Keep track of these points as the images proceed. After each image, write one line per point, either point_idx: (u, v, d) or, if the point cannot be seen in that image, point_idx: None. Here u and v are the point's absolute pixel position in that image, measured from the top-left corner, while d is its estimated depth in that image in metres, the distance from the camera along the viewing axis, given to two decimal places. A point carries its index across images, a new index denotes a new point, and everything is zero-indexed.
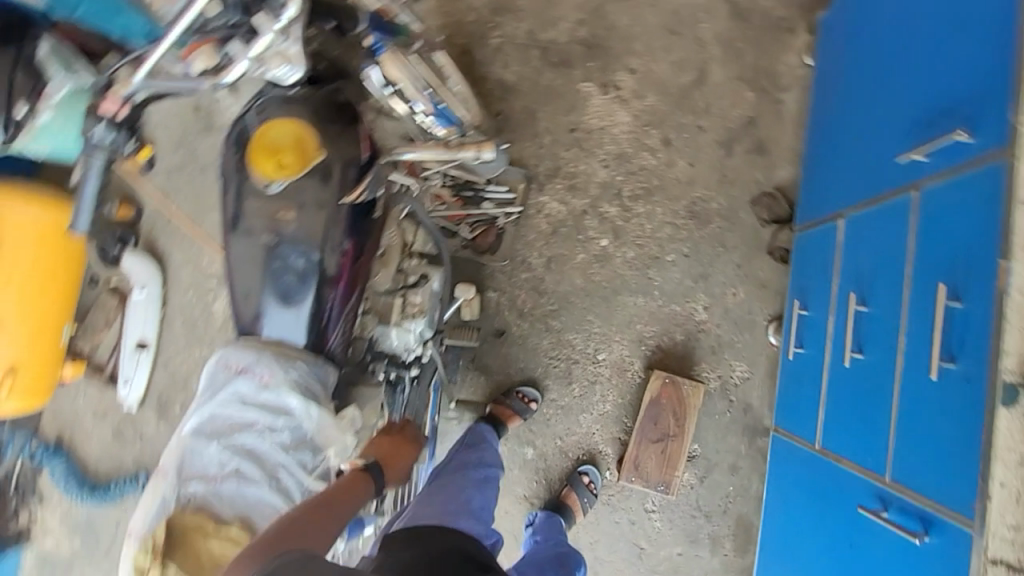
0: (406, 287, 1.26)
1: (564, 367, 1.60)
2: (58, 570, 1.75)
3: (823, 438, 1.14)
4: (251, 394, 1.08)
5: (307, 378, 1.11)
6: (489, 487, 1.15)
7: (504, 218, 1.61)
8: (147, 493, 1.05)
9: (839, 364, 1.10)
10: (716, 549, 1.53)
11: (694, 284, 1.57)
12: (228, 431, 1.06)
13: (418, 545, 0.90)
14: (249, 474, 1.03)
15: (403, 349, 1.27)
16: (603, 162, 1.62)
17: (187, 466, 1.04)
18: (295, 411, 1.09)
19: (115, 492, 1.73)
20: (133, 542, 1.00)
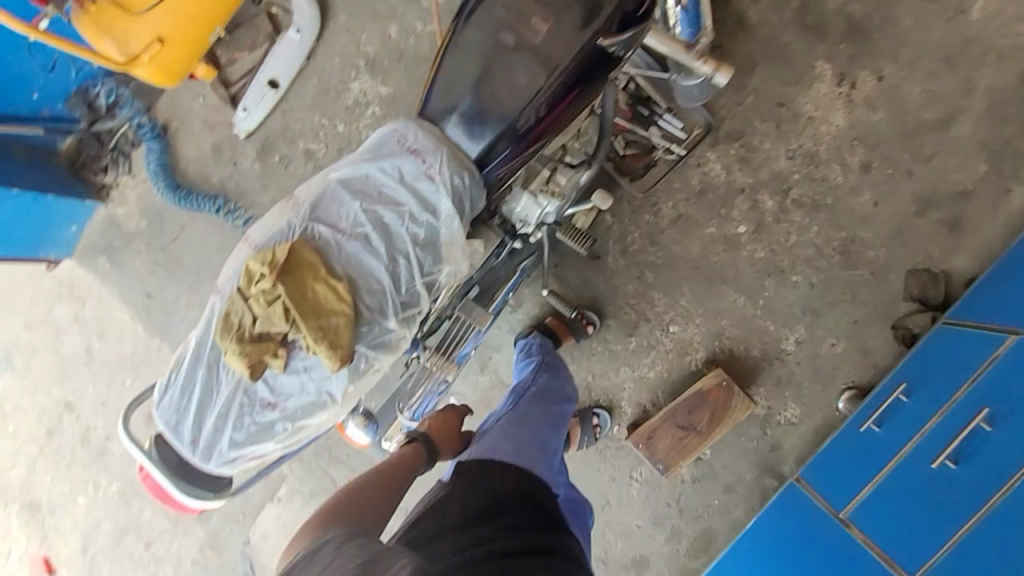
0: (559, 165, 1.15)
1: (632, 318, 1.58)
2: (117, 238, 1.88)
3: (856, 512, 1.18)
4: (411, 175, 1.05)
5: (466, 190, 1.05)
6: (562, 421, 1.28)
7: (663, 152, 1.51)
8: (279, 208, 1.10)
9: (923, 462, 1.10)
10: (668, 541, 1.58)
11: (800, 314, 1.49)
12: (375, 197, 1.06)
13: (501, 476, 1.03)
14: (375, 245, 1.05)
15: (519, 220, 1.21)
16: (790, 152, 1.47)
17: (325, 207, 1.07)
18: (441, 214, 1.06)
19: (191, 202, 1.79)
20: (256, 244, 1.08)
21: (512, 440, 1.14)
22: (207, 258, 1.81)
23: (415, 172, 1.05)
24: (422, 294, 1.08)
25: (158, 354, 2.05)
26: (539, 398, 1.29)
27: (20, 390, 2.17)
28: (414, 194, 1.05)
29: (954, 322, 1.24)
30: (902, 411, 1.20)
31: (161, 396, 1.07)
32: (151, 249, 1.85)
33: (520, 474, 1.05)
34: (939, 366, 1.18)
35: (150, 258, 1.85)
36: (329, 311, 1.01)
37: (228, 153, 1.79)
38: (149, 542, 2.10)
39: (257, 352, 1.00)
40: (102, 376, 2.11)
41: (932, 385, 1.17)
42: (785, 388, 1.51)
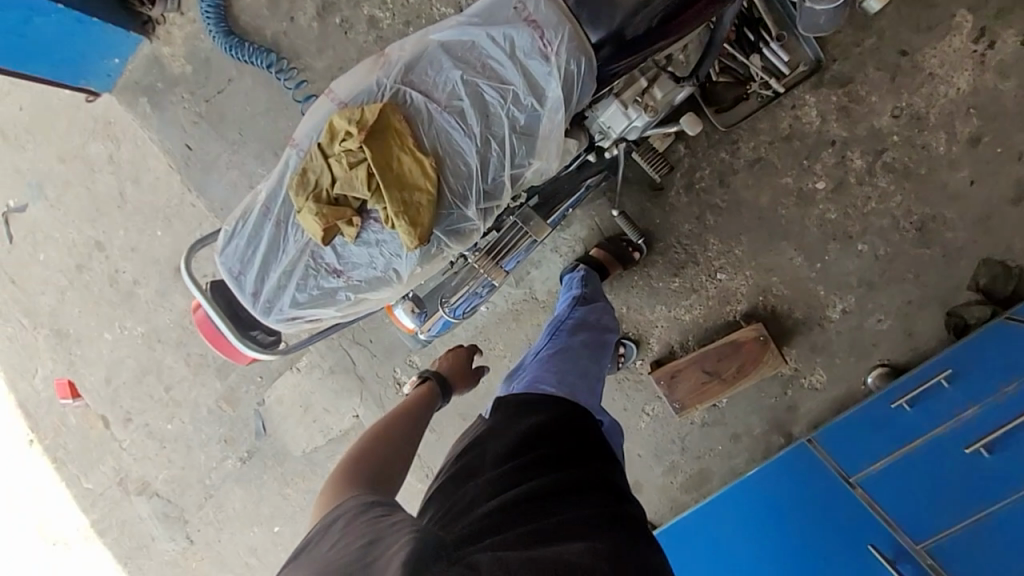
0: (660, 75, 1.05)
1: (681, 258, 1.52)
2: (160, 79, 1.78)
3: (867, 479, 1.17)
4: (521, 51, 0.99)
5: (577, 79, 0.98)
6: (604, 350, 1.29)
7: (758, 86, 1.38)
8: (373, 64, 1.05)
9: (955, 447, 1.08)
10: (664, 475, 1.64)
11: (855, 285, 1.44)
12: (477, 69, 1.01)
13: (548, 409, 1.04)
14: (469, 122, 1.01)
15: (601, 132, 1.13)
16: (895, 109, 1.36)
17: (423, 70, 1.02)
18: (545, 100, 1.00)
19: (240, 55, 1.67)
20: (342, 98, 1.05)
21: (557, 371, 1.15)
22: (252, 118, 1.73)
23: (522, 50, 0.99)
24: (508, 183, 1.04)
25: (190, 209, 2.03)
26: (584, 333, 1.28)
27: (51, 221, 2.17)
28: (518, 74, 1.00)
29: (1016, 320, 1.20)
30: (938, 396, 1.18)
31: (228, 242, 1.08)
32: (194, 98, 1.76)
33: (569, 405, 1.06)
34: (996, 361, 1.14)
35: (191, 107, 1.77)
36: (409, 183, 0.99)
37: (287, 6, 1.66)
38: (169, 386, 2.20)
39: (331, 213, 0.99)
40: (133, 222, 2.10)
41: (979, 378, 1.14)
42: (818, 355, 1.49)
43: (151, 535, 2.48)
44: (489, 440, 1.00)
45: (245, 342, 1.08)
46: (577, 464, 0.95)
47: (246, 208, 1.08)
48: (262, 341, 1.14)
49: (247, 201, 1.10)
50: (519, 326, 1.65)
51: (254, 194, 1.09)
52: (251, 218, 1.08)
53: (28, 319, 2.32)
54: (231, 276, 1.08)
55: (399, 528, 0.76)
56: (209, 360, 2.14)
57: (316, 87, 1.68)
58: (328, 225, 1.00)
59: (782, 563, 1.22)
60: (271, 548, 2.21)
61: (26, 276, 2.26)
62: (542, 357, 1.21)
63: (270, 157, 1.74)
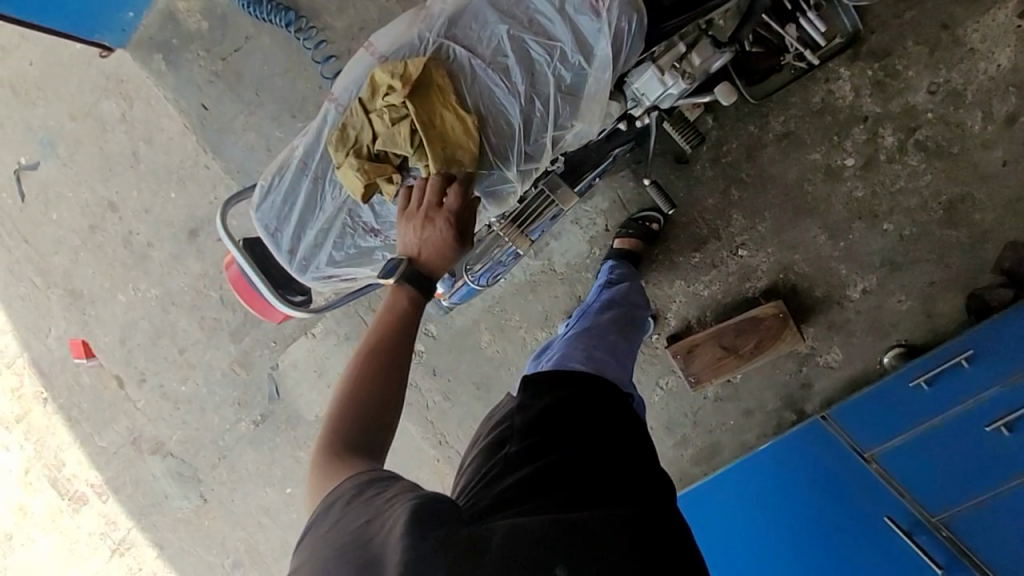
0: (701, 40, 1.04)
1: (702, 234, 1.51)
2: (175, 36, 1.73)
3: (881, 455, 1.19)
4: (571, 6, 0.98)
5: (626, 40, 0.98)
6: (635, 328, 1.30)
7: (792, 57, 1.34)
8: (411, 19, 1.04)
9: (973, 424, 1.11)
10: (675, 447, 1.66)
11: (877, 264, 1.44)
12: (523, 26, 1.00)
13: (574, 382, 1.04)
14: (514, 80, 0.99)
15: (635, 100, 1.09)
16: (932, 86, 1.33)
17: (466, 25, 1.01)
18: (592, 61, 0.99)
19: (259, 11, 1.62)
20: (378, 52, 1.03)
21: (585, 348, 1.16)
22: (269, 78, 1.70)
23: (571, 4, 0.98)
24: (551, 145, 1.03)
25: (205, 171, 2.01)
26: (612, 313, 1.29)
27: (64, 180, 2.14)
28: (565, 30, 0.98)
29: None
30: (956, 375, 1.17)
31: (264, 197, 1.08)
32: (210, 55, 1.72)
33: (597, 378, 1.06)
34: (1016, 341, 1.13)
35: (207, 65, 1.73)
36: (450, 141, 0.98)
37: None
38: (183, 348, 2.21)
39: (372, 169, 0.99)
40: (147, 183, 2.08)
41: (1001, 360, 1.13)
42: (836, 333, 1.50)
43: (165, 493, 2.54)
44: (513, 414, 1.01)
45: (280, 300, 1.10)
46: (597, 435, 0.94)
47: (282, 163, 1.07)
48: (295, 299, 1.14)
49: (282, 156, 1.09)
50: (537, 297, 1.64)
51: (290, 149, 1.08)
52: (287, 173, 1.07)
53: (42, 278, 2.32)
54: (267, 231, 1.08)
55: (393, 500, 0.72)
56: (222, 323, 2.14)
57: (336, 47, 1.64)
58: (369, 182, 0.99)
59: (792, 530, 1.24)
60: (283, 508, 2.26)
61: (39, 235, 2.24)
62: (571, 335, 1.22)
63: (288, 119, 1.71)
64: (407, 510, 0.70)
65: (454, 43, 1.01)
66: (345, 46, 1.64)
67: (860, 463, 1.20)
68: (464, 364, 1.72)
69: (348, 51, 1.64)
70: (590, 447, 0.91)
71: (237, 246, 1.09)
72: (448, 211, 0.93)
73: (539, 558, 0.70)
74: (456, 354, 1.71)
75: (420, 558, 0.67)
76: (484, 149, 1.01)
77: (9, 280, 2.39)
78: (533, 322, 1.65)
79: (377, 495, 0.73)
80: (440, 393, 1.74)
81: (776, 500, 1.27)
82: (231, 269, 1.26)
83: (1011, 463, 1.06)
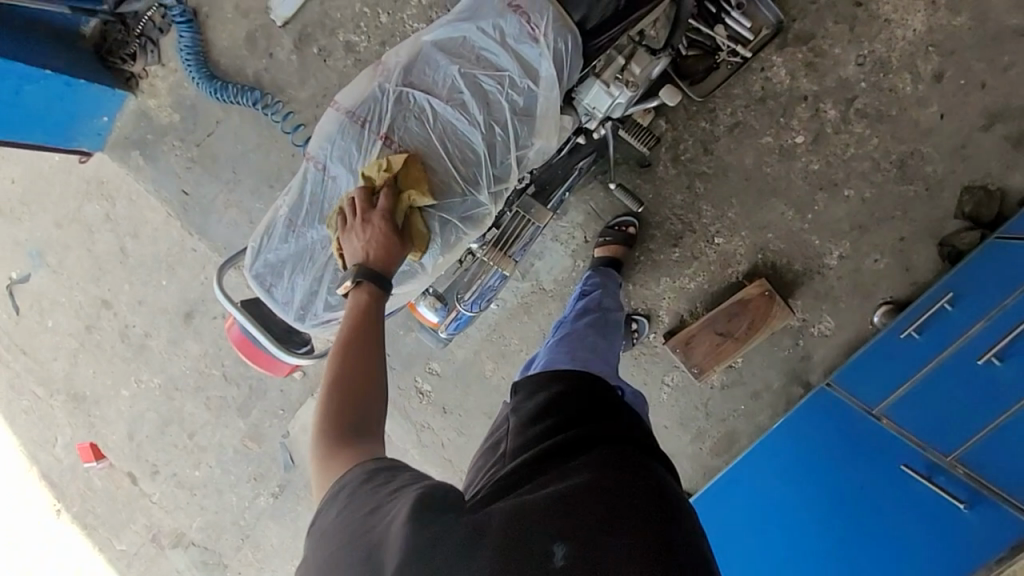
0: (638, 50, 1.12)
1: (677, 229, 1.57)
2: (147, 132, 1.80)
3: (886, 407, 1.22)
4: (511, 37, 1.06)
5: (567, 59, 1.06)
6: (614, 328, 1.35)
7: (726, 54, 1.45)
8: (368, 74, 1.11)
9: (967, 360, 1.12)
10: (692, 442, 1.67)
11: (848, 229, 1.50)
12: (472, 62, 1.07)
13: (563, 379, 1.07)
14: (472, 111, 1.07)
15: (588, 113, 1.18)
16: (860, 58, 1.43)
17: (420, 71, 1.09)
18: (539, 82, 1.06)
19: (227, 96, 1.71)
20: (342, 109, 1.10)
21: (568, 353, 1.20)
22: (244, 155, 1.77)
23: (511, 33, 1.06)
24: (517, 164, 1.10)
25: (192, 254, 2.05)
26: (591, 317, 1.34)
27: (55, 287, 2.17)
28: (511, 59, 1.06)
29: (1009, 237, 1.23)
30: (944, 320, 1.21)
31: (256, 258, 1.12)
32: (184, 144, 1.79)
33: (587, 372, 1.10)
34: (993, 276, 1.18)
35: (183, 153, 1.79)
36: (412, 216, 1.03)
37: (264, 43, 1.70)
38: (192, 433, 2.20)
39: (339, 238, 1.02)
40: (137, 275, 2.11)
41: (979, 296, 1.17)
42: (823, 302, 1.55)
43: None
44: (512, 416, 1.04)
45: (289, 352, 1.12)
46: (595, 420, 0.95)
47: (268, 222, 1.12)
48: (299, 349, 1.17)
49: (267, 215, 1.14)
50: (532, 318, 1.67)
51: (275, 208, 1.13)
52: (275, 231, 1.12)
53: (44, 388, 2.31)
54: (263, 290, 1.12)
55: (399, 490, 0.73)
56: (228, 400, 2.14)
57: (302, 116, 1.73)
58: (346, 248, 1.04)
59: (827, 498, 1.24)
60: None
61: (35, 344, 2.25)
62: (554, 345, 1.26)
63: (266, 190, 1.78)
64: (409, 496, 0.71)
65: (412, 87, 1.09)
66: (311, 114, 1.72)
67: (869, 419, 1.23)
68: (473, 397, 1.73)
69: (314, 118, 1.72)
70: (591, 429, 0.92)
71: (237, 306, 1.12)
72: (385, 214, 0.99)
73: (540, 533, 0.69)
74: (463, 387, 1.73)
75: (429, 544, 0.67)
76: (454, 177, 1.07)
77: (11, 395, 2.39)
78: (532, 343, 1.68)
79: (377, 489, 0.74)
80: (454, 429, 1.75)
81: (803, 471, 1.28)
82: (233, 330, 1.30)
83: (1008, 391, 1.04)
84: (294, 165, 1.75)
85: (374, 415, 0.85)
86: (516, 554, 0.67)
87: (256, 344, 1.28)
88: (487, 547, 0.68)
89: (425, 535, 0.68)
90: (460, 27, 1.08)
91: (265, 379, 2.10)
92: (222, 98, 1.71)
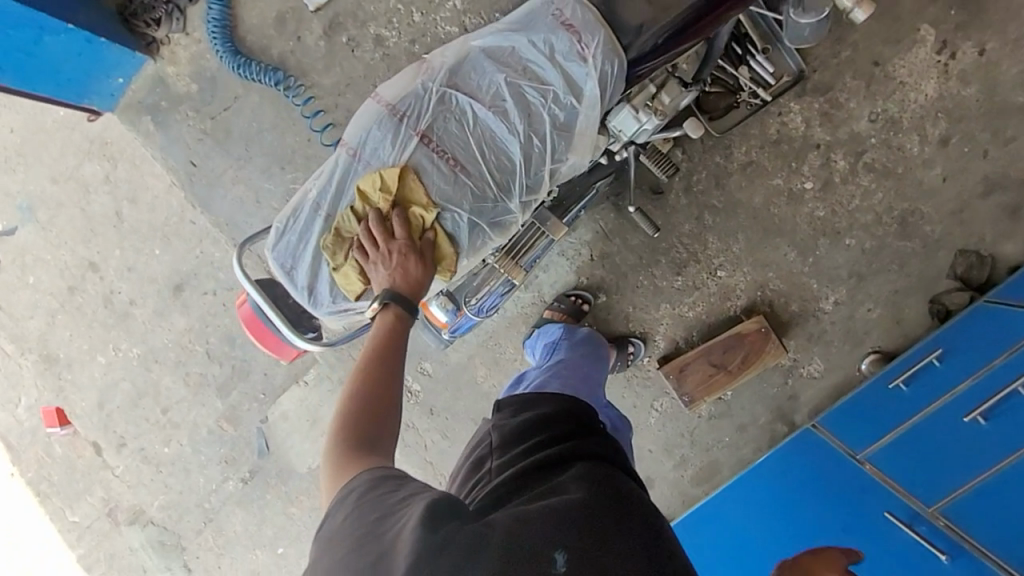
0: (670, 82, 1.15)
1: (682, 257, 1.60)
2: (161, 98, 1.77)
3: (874, 456, 1.24)
4: (560, 54, 1.08)
5: (610, 81, 1.08)
6: (603, 360, 1.36)
7: (746, 95, 1.49)
8: (412, 73, 1.12)
9: (954, 415, 1.15)
10: (674, 468, 1.68)
11: (845, 277, 1.55)
12: (517, 73, 1.09)
13: (557, 401, 1.07)
14: (512, 121, 1.08)
15: (614, 135, 1.20)
16: (873, 115, 1.49)
17: (465, 76, 1.10)
18: (581, 100, 1.08)
19: (250, 73, 1.70)
20: (381, 105, 1.11)
21: (559, 382, 1.20)
22: (258, 133, 1.75)
23: (560, 50, 1.08)
24: (550, 177, 1.11)
25: (191, 226, 2.02)
26: (582, 348, 1.35)
27: (42, 243, 2.10)
28: (557, 75, 1.08)
29: (998, 303, 1.29)
30: (932, 375, 1.26)
31: (278, 241, 1.10)
32: (198, 115, 1.76)
33: (579, 401, 1.10)
34: (982, 339, 1.23)
35: (196, 124, 1.77)
36: (429, 239, 1.05)
37: (293, 26, 1.70)
38: (167, 408, 2.14)
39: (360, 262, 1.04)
40: (129, 241, 2.06)
41: (967, 356, 1.22)
42: (815, 344, 1.59)
43: (144, 566, 2.39)
44: (494, 430, 1.05)
45: (302, 337, 1.09)
46: (586, 439, 0.98)
47: (294, 208, 1.11)
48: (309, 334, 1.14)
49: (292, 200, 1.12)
50: (530, 328, 1.68)
51: (302, 193, 1.12)
52: (300, 216, 1.11)
53: (13, 346, 2.21)
54: (282, 275, 1.10)
55: (409, 499, 0.73)
56: (208, 379, 2.10)
57: (323, 102, 1.72)
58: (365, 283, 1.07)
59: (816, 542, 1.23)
60: (275, 570, 2.16)
61: (10, 300, 2.17)
62: (546, 369, 1.27)
63: (277, 171, 1.76)
64: (421, 506, 0.70)
65: (456, 90, 1.10)
66: (332, 101, 1.72)
67: (857, 466, 1.25)
68: (461, 401, 1.72)
69: (335, 106, 1.72)
70: (582, 447, 0.94)
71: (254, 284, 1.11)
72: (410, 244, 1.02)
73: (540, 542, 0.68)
74: (453, 390, 1.72)
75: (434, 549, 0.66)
76: (488, 183, 1.08)
77: None
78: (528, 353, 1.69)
79: (388, 497, 0.74)
80: (439, 432, 1.74)
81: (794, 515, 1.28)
82: (243, 307, 1.28)
83: (996, 448, 1.06)
84: (308, 150, 1.74)
85: (388, 429, 0.85)
86: (515, 562, 0.66)
87: (265, 324, 1.26)
88: (485, 554, 0.66)
89: (430, 540, 0.66)
90: (509, 38, 1.10)
91: (249, 361, 2.07)
92: (247, 76, 1.70)
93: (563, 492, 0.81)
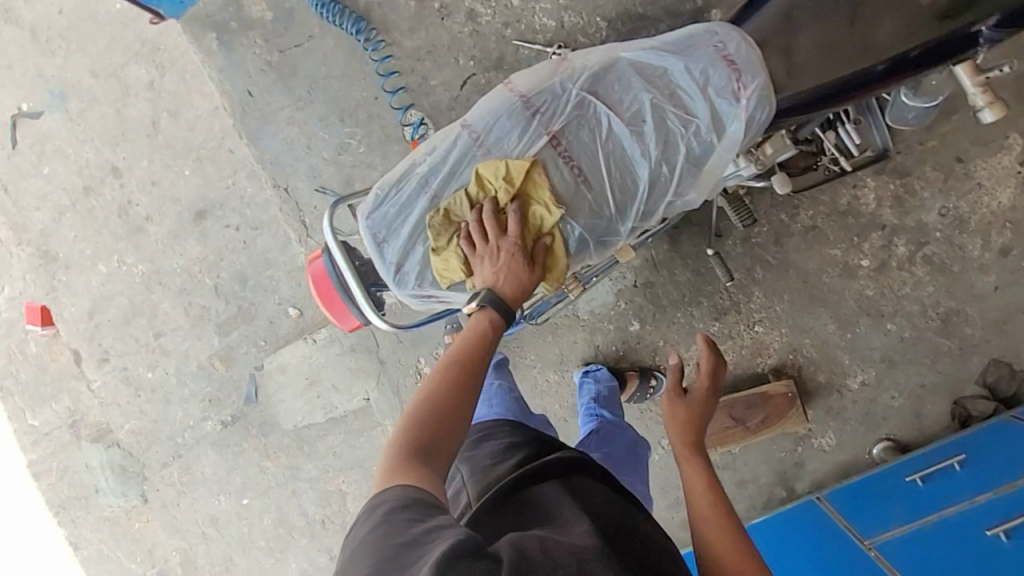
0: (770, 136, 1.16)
1: (724, 304, 1.59)
2: (232, 19, 1.68)
3: (878, 541, 1.25)
4: (713, 86, 1.03)
5: (753, 127, 1.04)
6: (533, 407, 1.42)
7: (826, 159, 1.45)
8: (553, 72, 1.08)
9: (973, 525, 1.16)
10: (666, 508, 1.68)
11: (877, 360, 1.56)
12: (661, 97, 1.05)
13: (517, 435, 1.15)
14: (645, 145, 1.04)
15: None
16: (944, 209, 1.49)
17: (606, 87, 1.06)
18: (721, 139, 1.04)
19: (332, 17, 1.63)
20: (515, 98, 1.07)
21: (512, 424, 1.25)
22: (325, 78, 1.68)
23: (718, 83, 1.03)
24: (666, 208, 1.08)
25: (228, 155, 1.94)
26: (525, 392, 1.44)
27: (66, 135, 1.99)
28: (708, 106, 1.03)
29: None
30: (951, 477, 1.28)
31: (377, 207, 1.06)
32: (267, 45, 1.68)
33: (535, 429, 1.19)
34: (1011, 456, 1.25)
35: (262, 54, 1.69)
36: (538, 244, 1.01)
37: None
38: (159, 333, 2.06)
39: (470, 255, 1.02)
40: (160, 155, 1.97)
41: (993, 470, 1.24)
42: (832, 419, 1.60)
43: (98, 486, 2.32)
44: (463, 465, 1.10)
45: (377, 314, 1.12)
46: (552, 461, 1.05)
47: (402, 176, 1.07)
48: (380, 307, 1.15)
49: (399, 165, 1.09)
50: (557, 340, 1.66)
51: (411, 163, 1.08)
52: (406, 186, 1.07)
53: (12, 234, 2.10)
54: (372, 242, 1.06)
55: (438, 531, 0.70)
56: (210, 313, 2.02)
57: (399, 63, 1.66)
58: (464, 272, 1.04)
59: None
60: (234, 521, 2.10)
61: (19, 186, 2.05)
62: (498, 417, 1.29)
63: (335, 122, 1.69)
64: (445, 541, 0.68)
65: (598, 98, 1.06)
66: (409, 65, 1.66)
67: (860, 548, 1.26)
68: None
69: (411, 71, 1.66)
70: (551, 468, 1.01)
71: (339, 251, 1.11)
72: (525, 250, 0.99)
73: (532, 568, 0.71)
74: None
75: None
76: (607, 202, 1.05)
77: None
78: (549, 363, 1.67)
79: (417, 522, 0.71)
80: None
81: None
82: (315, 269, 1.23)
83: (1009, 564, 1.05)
84: (373, 108, 1.68)
85: (444, 447, 0.83)
86: None
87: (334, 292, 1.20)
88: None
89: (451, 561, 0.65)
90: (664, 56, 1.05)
91: (256, 305, 2.00)
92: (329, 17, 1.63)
93: (566, 530, 0.85)
